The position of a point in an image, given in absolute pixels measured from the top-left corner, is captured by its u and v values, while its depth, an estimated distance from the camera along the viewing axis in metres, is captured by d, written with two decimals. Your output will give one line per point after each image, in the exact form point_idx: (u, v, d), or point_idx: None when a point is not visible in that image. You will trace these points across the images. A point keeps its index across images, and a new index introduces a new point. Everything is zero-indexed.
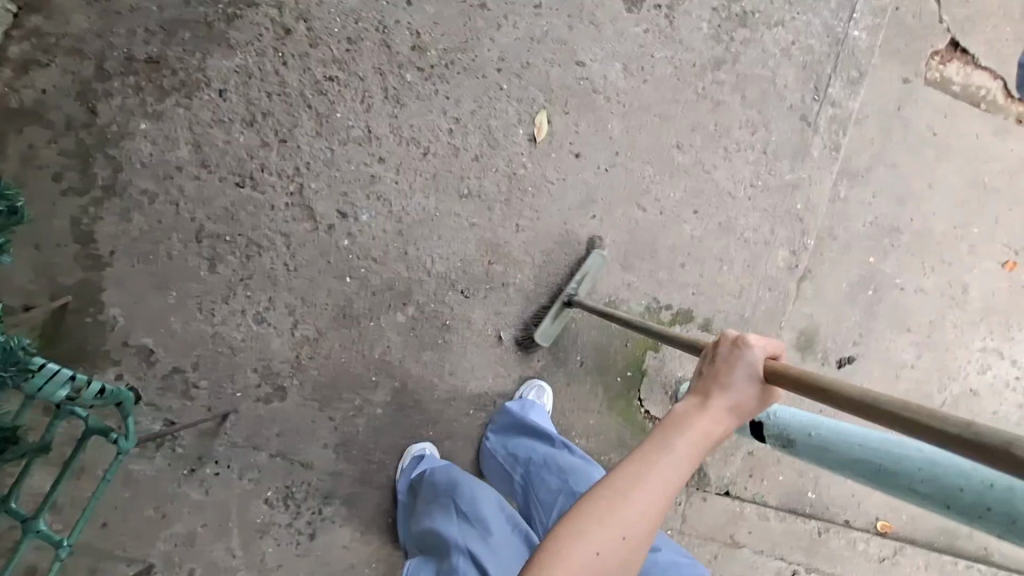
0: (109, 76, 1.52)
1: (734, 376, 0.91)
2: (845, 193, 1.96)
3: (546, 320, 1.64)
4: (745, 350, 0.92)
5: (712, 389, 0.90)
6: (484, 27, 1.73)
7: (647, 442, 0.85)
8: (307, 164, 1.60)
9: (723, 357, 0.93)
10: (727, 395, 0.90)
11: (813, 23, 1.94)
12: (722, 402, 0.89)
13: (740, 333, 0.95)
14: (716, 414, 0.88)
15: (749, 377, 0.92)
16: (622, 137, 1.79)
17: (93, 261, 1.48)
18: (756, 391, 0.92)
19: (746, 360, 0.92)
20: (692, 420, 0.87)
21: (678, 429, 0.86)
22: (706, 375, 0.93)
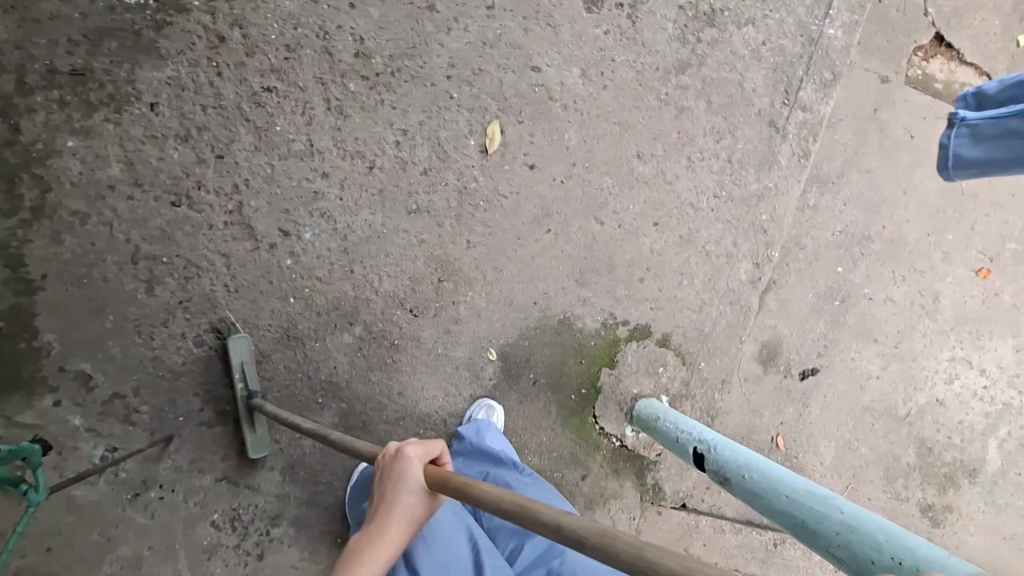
0: (31, 90, 1.44)
1: (398, 496, 1.00)
2: (814, 201, 1.89)
3: (247, 432, 1.48)
4: (399, 468, 1.01)
5: (384, 513, 1.00)
6: (433, 32, 1.64)
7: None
8: (247, 181, 1.54)
9: (389, 478, 1.02)
10: (397, 512, 1.00)
11: (786, 21, 1.84)
12: (393, 525, 0.99)
13: (399, 445, 1.04)
14: (393, 536, 0.99)
15: (409, 489, 1.01)
16: (579, 146, 1.72)
17: (24, 285, 1.43)
18: (420, 499, 1.02)
19: (402, 480, 1.01)
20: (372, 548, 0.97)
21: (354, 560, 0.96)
22: (381, 500, 1.01)
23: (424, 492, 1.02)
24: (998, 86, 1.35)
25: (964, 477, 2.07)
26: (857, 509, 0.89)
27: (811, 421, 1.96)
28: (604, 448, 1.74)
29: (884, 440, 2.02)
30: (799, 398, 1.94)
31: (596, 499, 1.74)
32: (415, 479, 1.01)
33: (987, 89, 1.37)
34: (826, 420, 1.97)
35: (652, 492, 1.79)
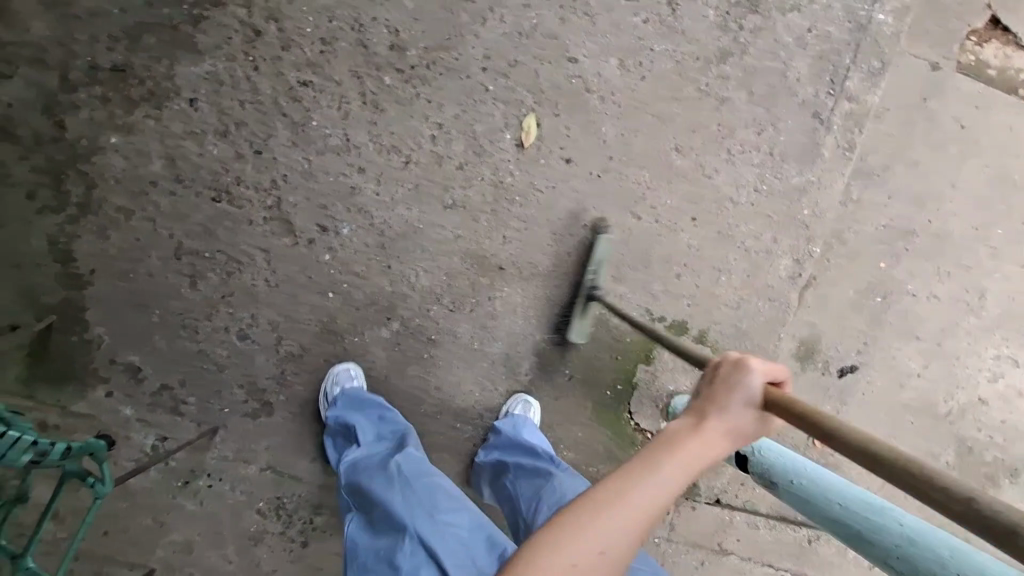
0: (74, 87, 1.45)
1: (736, 401, 0.82)
2: (857, 194, 1.84)
3: (579, 317, 1.63)
4: (747, 372, 0.84)
5: (710, 407, 0.82)
6: (468, 22, 1.61)
7: (639, 456, 0.77)
8: (285, 176, 1.54)
9: (726, 378, 0.84)
10: (725, 416, 0.81)
11: (832, 7, 1.76)
12: (717, 425, 0.80)
13: (744, 355, 0.86)
14: (713, 439, 0.79)
15: (745, 405, 0.82)
16: (616, 140, 1.68)
17: (74, 280, 1.47)
18: (753, 419, 0.83)
19: (745, 385, 0.83)
20: (689, 439, 0.78)
21: (668, 451, 0.76)
22: (708, 393, 0.84)
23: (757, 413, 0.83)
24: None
25: (1005, 477, 2.03)
26: (916, 521, 0.89)
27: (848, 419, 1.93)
28: (638, 444, 1.73)
29: (923, 438, 1.99)
30: (836, 396, 1.92)
31: None
32: (758, 394, 0.83)
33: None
34: (863, 418, 1.94)
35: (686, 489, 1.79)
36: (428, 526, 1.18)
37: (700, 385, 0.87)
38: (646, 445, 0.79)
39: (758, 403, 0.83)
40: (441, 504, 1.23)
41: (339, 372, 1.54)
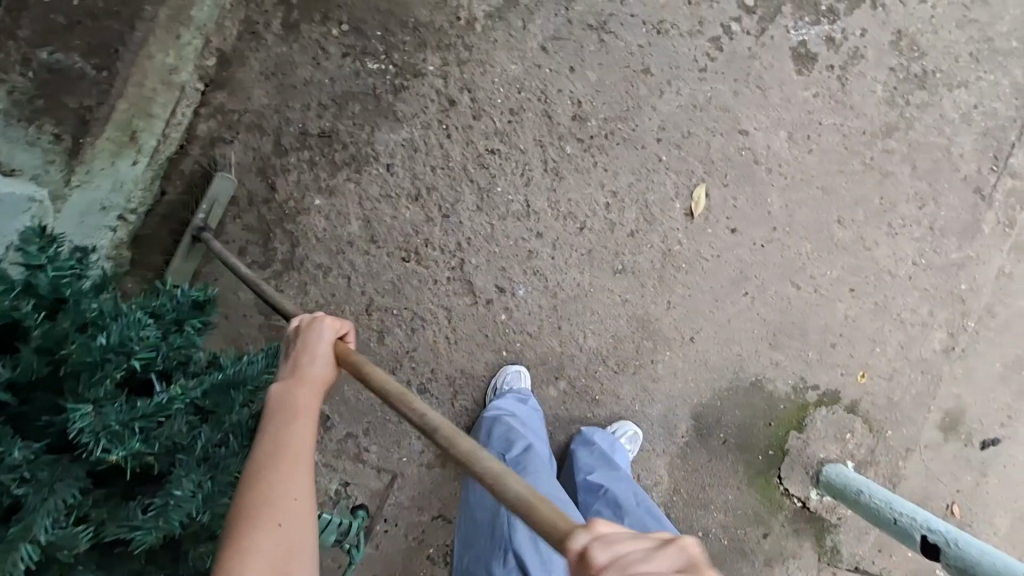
0: (286, 151, 1.55)
1: (317, 353, 0.90)
2: (1012, 268, 1.82)
3: (176, 257, 1.48)
4: (318, 330, 0.92)
5: (298, 370, 0.87)
6: (647, 94, 1.66)
7: (268, 438, 0.77)
8: (469, 239, 1.62)
9: (306, 344, 0.91)
10: (313, 370, 0.88)
11: (1001, 83, 1.77)
12: (314, 381, 0.87)
13: (313, 318, 0.95)
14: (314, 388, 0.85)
15: (324, 355, 0.91)
16: (780, 211, 1.72)
17: (276, 331, 1.57)
18: (329, 368, 0.90)
19: (314, 342, 0.91)
20: (302, 399, 0.83)
21: (285, 420, 0.80)
22: (295, 360, 0.90)
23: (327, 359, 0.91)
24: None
25: None
26: None
27: (988, 492, 1.91)
28: (786, 508, 1.77)
29: None
30: (978, 468, 1.89)
31: (775, 557, 1.77)
32: (326, 346, 0.91)
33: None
34: (1004, 490, 1.91)
35: (829, 554, 1.80)
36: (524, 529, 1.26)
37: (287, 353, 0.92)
38: (264, 424, 0.79)
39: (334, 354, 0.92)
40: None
41: (509, 372, 1.61)
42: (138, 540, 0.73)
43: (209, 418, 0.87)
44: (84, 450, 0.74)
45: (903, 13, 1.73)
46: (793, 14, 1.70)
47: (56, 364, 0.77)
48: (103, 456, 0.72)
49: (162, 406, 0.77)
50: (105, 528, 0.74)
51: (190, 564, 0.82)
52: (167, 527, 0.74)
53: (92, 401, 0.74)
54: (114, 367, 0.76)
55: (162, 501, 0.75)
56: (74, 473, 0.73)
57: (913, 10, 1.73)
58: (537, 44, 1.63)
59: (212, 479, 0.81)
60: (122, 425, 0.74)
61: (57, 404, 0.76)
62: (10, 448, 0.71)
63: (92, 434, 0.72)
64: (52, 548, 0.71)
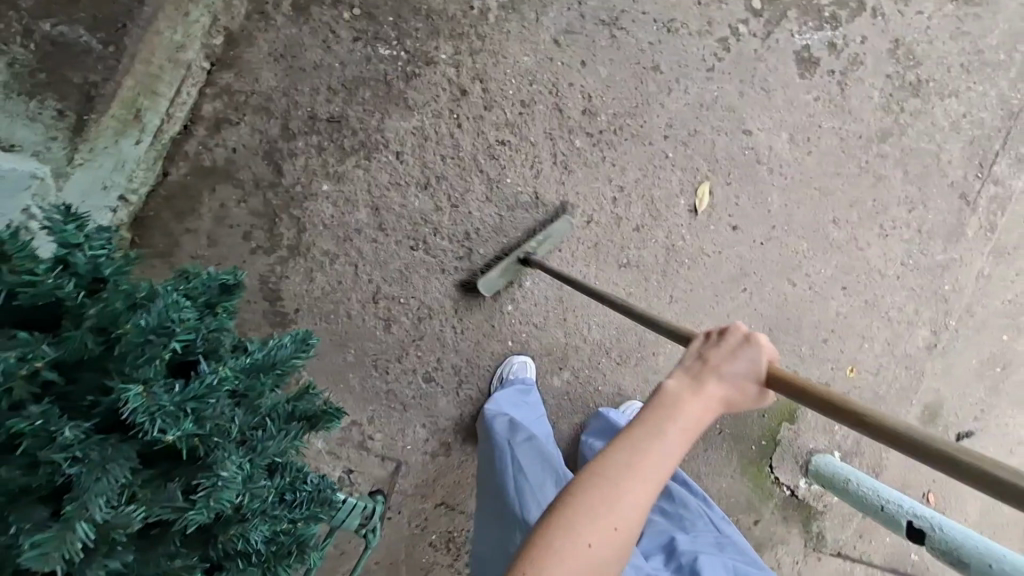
0: (294, 135, 1.53)
1: (733, 368, 0.88)
2: (990, 270, 1.92)
3: (498, 269, 1.57)
4: (752, 347, 0.90)
5: (707, 376, 0.87)
6: (656, 91, 1.69)
7: (648, 431, 0.80)
8: (477, 229, 1.62)
9: (726, 346, 0.90)
10: (722, 385, 0.87)
11: (988, 94, 1.85)
12: (717, 393, 0.86)
13: (753, 330, 0.92)
14: (712, 399, 0.85)
15: (745, 371, 0.89)
16: (780, 211, 1.77)
17: (280, 317, 1.54)
18: (751, 385, 0.89)
19: (742, 354, 0.89)
20: (688, 404, 0.83)
21: (671, 420, 0.81)
22: (708, 361, 0.89)
23: (752, 379, 0.90)
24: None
25: None
26: None
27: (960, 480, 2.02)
28: (776, 497, 1.83)
29: None
30: None
31: (765, 543, 1.83)
32: (759, 367, 0.90)
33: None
34: None
35: (814, 540, 1.87)
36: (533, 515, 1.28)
37: (702, 348, 0.92)
38: (647, 413, 0.82)
39: (759, 376, 0.90)
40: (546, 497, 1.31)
41: (515, 362, 1.63)
42: (190, 520, 0.74)
43: (244, 402, 0.87)
44: (137, 430, 0.73)
45: (900, 22, 1.79)
46: (798, 19, 1.74)
47: (108, 342, 0.73)
48: (158, 436, 0.71)
49: (211, 388, 0.78)
50: (153, 508, 0.74)
51: (221, 546, 0.81)
52: (216, 507, 0.75)
53: (142, 382, 0.73)
54: (159, 348, 0.74)
55: (210, 482, 0.75)
56: (126, 452, 0.72)
57: (911, 19, 1.79)
58: (550, 37, 1.63)
59: (251, 461, 0.84)
60: (176, 407, 0.73)
61: (105, 384, 0.74)
62: (60, 427, 0.70)
63: (146, 414, 0.70)
64: (106, 528, 0.70)
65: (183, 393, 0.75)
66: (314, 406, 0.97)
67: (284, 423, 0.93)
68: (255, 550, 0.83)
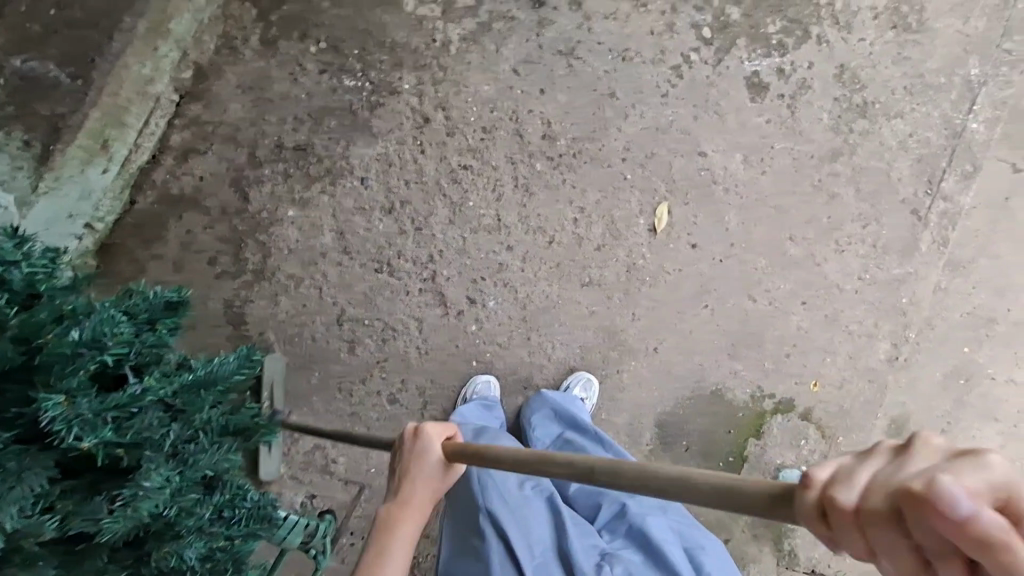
0: (261, 163, 1.57)
1: (419, 469, 1.12)
2: (946, 284, 1.98)
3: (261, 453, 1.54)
4: (422, 442, 1.13)
5: (404, 489, 1.11)
6: (613, 117, 1.76)
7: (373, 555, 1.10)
8: (442, 251, 1.66)
9: (408, 453, 1.12)
10: (417, 487, 1.11)
11: (932, 115, 1.95)
12: (418, 493, 1.12)
13: (418, 425, 1.15)
14: (414, 506, 1.11)
15: (430, 464, 1.12)
16: (738, 229, 1.83)
17: (244, 342, 1.57)
18: (438, 471, 1.12)
19: (421, 454, 1.12)
20: (400, 518, 1.11)
21: (386, 537, 1.11)
22: (402, 473, 1.13)
23: (436, 464, 1.12)
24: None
25: None
26: None
27: None
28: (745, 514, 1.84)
29: None
30: None
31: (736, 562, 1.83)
32: (436, 453, 1.12)
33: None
34: None
35: (786, 558, 1.87)
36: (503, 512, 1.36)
37: (395, 461, 1.15)
38: (374, 541, 1.11)
39: (437, 459, 1.12)
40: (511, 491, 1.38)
41: (479, 382, 1.65)
42: (105, 530, 0.74)
43: (179, 416, 0.89)
44: (55, 438, 0.74)
45: (845, 48, 1.89)
46: (747, 46, 1.83)
47: (30, 352, 0.75)
48: (75, 444, 0.72)
49: (135, 397, 0.80)
50: (73, 520, 0.74)
51: (153, 564, 0.81)
52: (134, 517, 0.75)
53: (65, 392, 0.75)
54: (87, 359, 0.77)
55: (130, 492, 0.76)
56: (43, 462, 0.73)
57: (854, 46, 1.90)
58: (509, 66, 1.70)
59: (179, 474, 0.85)
60: (95, 415, 0.75)
61: (30, 396, 0.76)
62: None
63: (65, 422, 0.72)
64: (17, 537, 0.71)
65: (106, 402, 0.77)
66: (249, 419, 1.02)
67: (216, 438, 0.95)
68: (187, 568, 0.83)
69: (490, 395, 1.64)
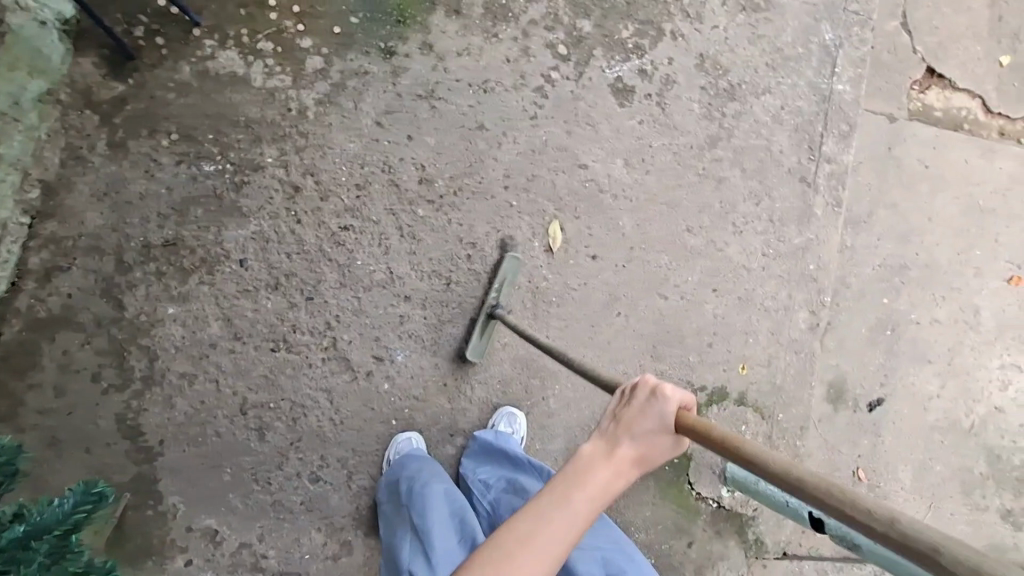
0: (129, 267, 1.53)
1: (646, 425, 0.91)
2: (851, 241, 2.02)
3: (474, 335, 1.65)
4: (662, 400, 0.92)
5: (620, 435, 0.90)
6: (486, 148, 1.76)
7: (556, 496, 0.82)
8: (337, 316, 1.62)
9: (638, 402, 0.92)
10: (636, 444, 0.89)
11: (798, 85, 2.00)
12: (630, 455, 0.88)
13: (660, 382, 0.94)
14: (621, 465, 0.87)
15: (657, 426, 0.91)
16: (634, 231, 1.83)
17: (145, 453, 1.49)
18: (665, 442, 0.91)
19: (656, 407, 0.91)
20: (598, 469, 0.86)
21: (577, 484, 0.84)
22: (621, 420, 0.92)
23: (662, 437, 0.91)
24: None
25: None
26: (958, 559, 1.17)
27: (885, 449, 2.03)
28: (703, 512, 1.82)
29: (958, 455, 2.09)
30: (871, 429, 2.01)
31: (705, 562, 1.80)
32: (669, 419, 0.91)
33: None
34: (898, 445, 2.04)
35: (754, 547, 1.84)
36: (424, 567, 1.23)
37: (615, 409, 0.94)
38: (559, 479, 0.85)
39: (670, 428, 0.92)
40: (434, 542, 1.25)
41: (400, 440, 1.60)
42: None
43: None
44: None
45: (700, 38, 1.94)
46: (605, 55, 1.87)
47: None
48: None
49: None
50: None
51: None
52: None
53: None
54: None
55: None
56: None
57: (709, 35, 1.95)
58: (372, 120, 1.70)
59: None
60: None
61: None
62: None
63: None
64: None
65: None
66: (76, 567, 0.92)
67: None
68: None
69: (420, 447, 1.58)
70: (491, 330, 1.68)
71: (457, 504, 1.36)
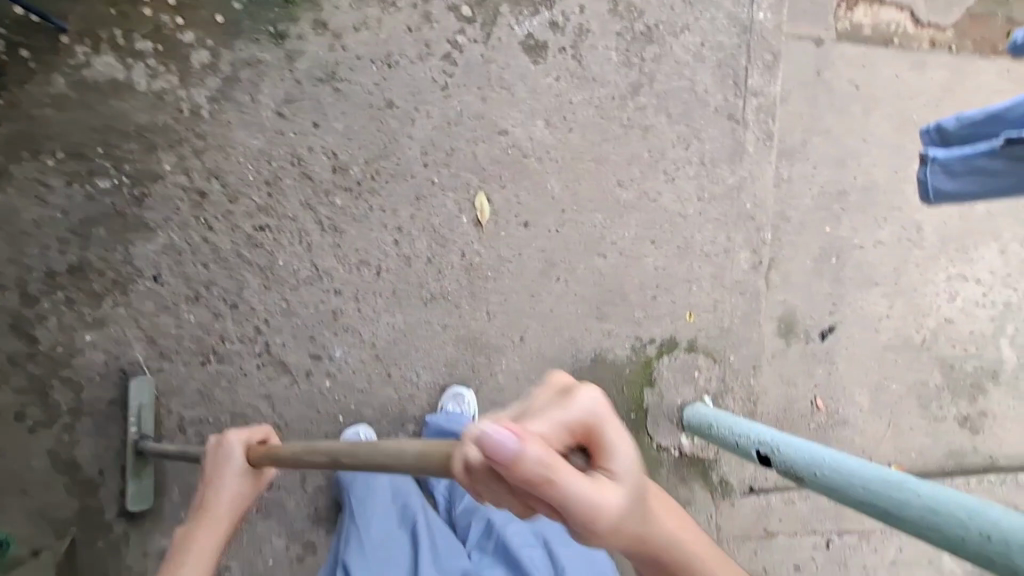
0: (36, 299, 1.46)
1: (221, 470, 1.32)
2: (787, 174, 1.99)
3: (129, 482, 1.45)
4: (223, 448, 1.34)
5: (212, 483, 1.31)
6: (399, 126, 1.69)
7: (201, 519, 1.30)
8: (266, 321, 1.58)
9: (213, 456, 1.34)
10: (225, 483, 1.31)
11: (717, 18, 1.94)
12: (226, 487, 1.31)
13: (222, 436, 1.36)
14: (217, 502, 1.30)
15: (234, 467, 1.33)
16: (564, 193, 1.79)
17: (86, 485, 1.46)
18: (239, 475, 1.32)
19: (223, 457, 1.33)
20: (213, 502, 1.30)
21: (203, 513, 1.30)
22: (209, 474, 1.33)
23: (236, 473, 1.32)
24: (955, 122, 1.36)
25: (988, 382, 2.18)
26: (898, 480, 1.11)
27: (841, 374, 2.06)
28: (665, 462, 1.84)
29: (911, 370, 2.12)
30: (825, 358, 2.04)
31: None
32: (231, 458, 1.33)
33: (946, 125, 1.38)
34: (853, 370, 2.07)
35: (719, 488, 1.88)
36: (357, 551, 1.35)
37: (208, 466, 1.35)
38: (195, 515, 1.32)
39: (233, 466, 1.33)
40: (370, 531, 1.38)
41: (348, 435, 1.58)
42: None
43: None
44: None
45: None
46: (512, 11, 1.78)
47: None
48: None
49: None
50: None
51: None
52: None
53: None
54: None
55: None
56: None
57: None
58: (273, 112, 1.61)
59: None
60: None
61: None
62: None
63: None
64: None
65: None
66: None
67: None
68: None
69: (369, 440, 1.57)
70: (148, 468, 1.48)
71: (401, 491, 1.46)
